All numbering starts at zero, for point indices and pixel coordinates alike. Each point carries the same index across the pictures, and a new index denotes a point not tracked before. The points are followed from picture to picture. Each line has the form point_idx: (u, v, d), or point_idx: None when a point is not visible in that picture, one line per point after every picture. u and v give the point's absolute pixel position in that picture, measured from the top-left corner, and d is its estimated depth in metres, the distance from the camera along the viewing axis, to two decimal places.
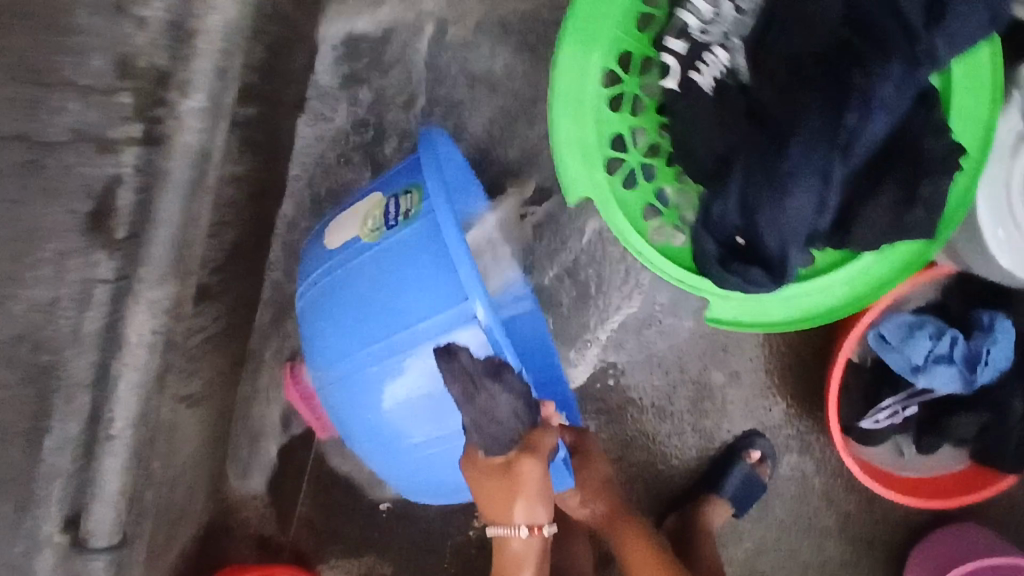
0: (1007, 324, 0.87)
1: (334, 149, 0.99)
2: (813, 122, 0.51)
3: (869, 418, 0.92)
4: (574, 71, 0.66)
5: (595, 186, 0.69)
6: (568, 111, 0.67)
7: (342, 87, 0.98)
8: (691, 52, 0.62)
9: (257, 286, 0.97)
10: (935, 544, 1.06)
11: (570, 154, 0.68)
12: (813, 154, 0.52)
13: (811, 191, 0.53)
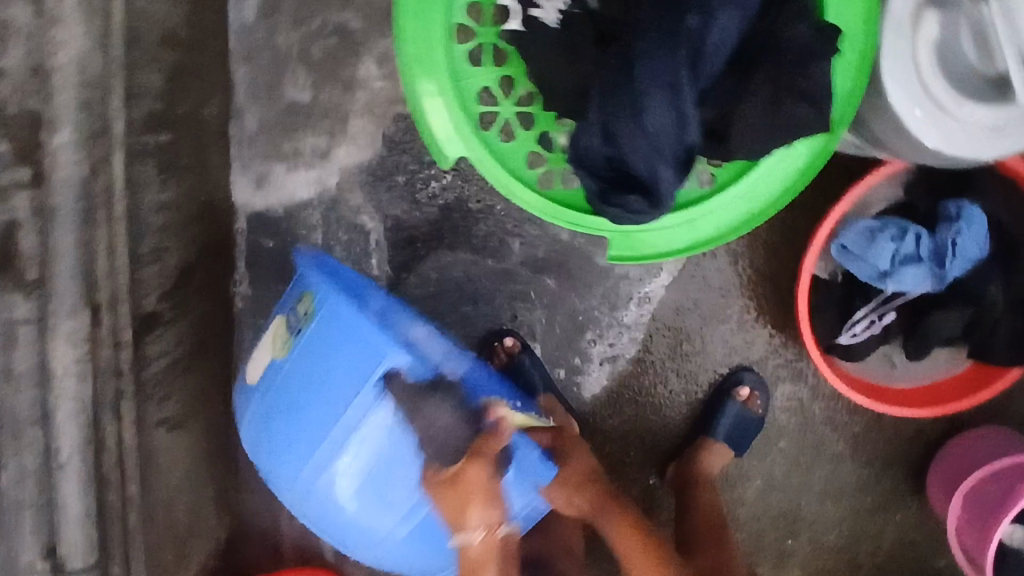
0: (975, 210, 0.82)
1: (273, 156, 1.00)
2: (649, 37, 0.54)
3: (847, 332, 0.89)
4: (419, 35, 0.67)
5: (468, 143, 0.70)
6: (425, 75, 0.68)
7: None
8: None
9: (226, 304, 1.01)
10: (952, 453, 1.04)
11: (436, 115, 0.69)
12: (658, 65, 0.53)
13: (664, 105, 0.53)
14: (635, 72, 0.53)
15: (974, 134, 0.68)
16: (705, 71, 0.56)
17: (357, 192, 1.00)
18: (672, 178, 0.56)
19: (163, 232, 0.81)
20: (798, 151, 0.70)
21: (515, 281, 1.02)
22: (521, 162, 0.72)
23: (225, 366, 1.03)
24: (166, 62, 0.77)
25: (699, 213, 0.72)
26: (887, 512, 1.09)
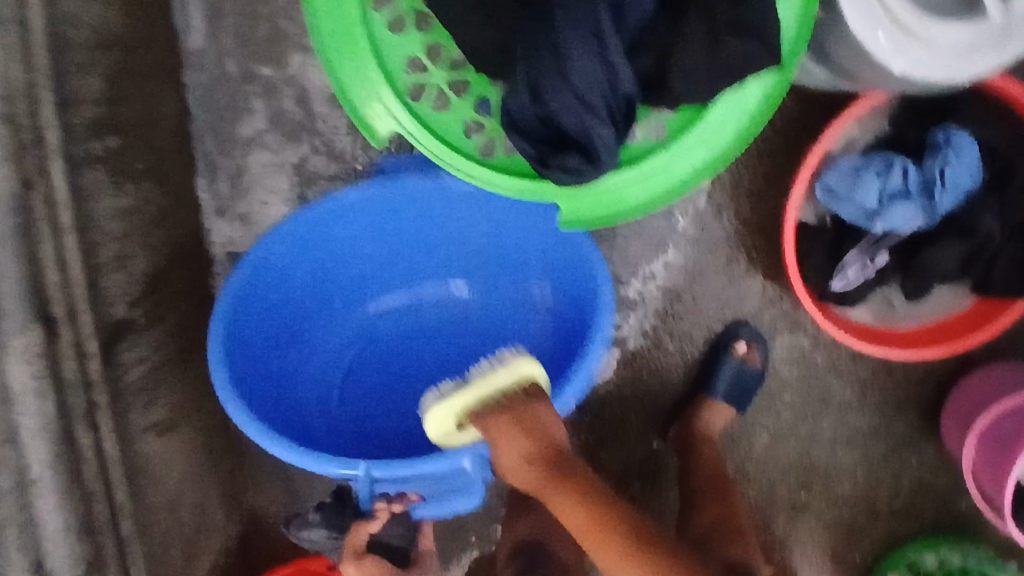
0: (963, 137, 0.78)
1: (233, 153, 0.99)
2: None
3: (839, 278, 0.84)
4: (335, 10, 0.66)
5: (401, 116, 0.69)
6: (347, 52, 0.67)
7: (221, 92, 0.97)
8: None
9: (208, 304, 1.01)
10: (964, 391, 1.01)
11: (365, 92, 0.68)
12: (579, 15, 0.51)
13: (590, 54, 0.51)
14: (557, 25, 0.51)
15: (949, 57, 0.61)
16: (631, 23, 0.55)
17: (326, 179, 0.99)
18: (610, 133, 0.53)
19: (125, 238, 0.80)
20: (748, 96, 0.67)
21: None
22: (453, 130, 0.71)
23: (213, 366, 1.03)
24: (104, 65, 0.77)
25: (654, 166, 0.70)
26: (902, 457, 1.06)
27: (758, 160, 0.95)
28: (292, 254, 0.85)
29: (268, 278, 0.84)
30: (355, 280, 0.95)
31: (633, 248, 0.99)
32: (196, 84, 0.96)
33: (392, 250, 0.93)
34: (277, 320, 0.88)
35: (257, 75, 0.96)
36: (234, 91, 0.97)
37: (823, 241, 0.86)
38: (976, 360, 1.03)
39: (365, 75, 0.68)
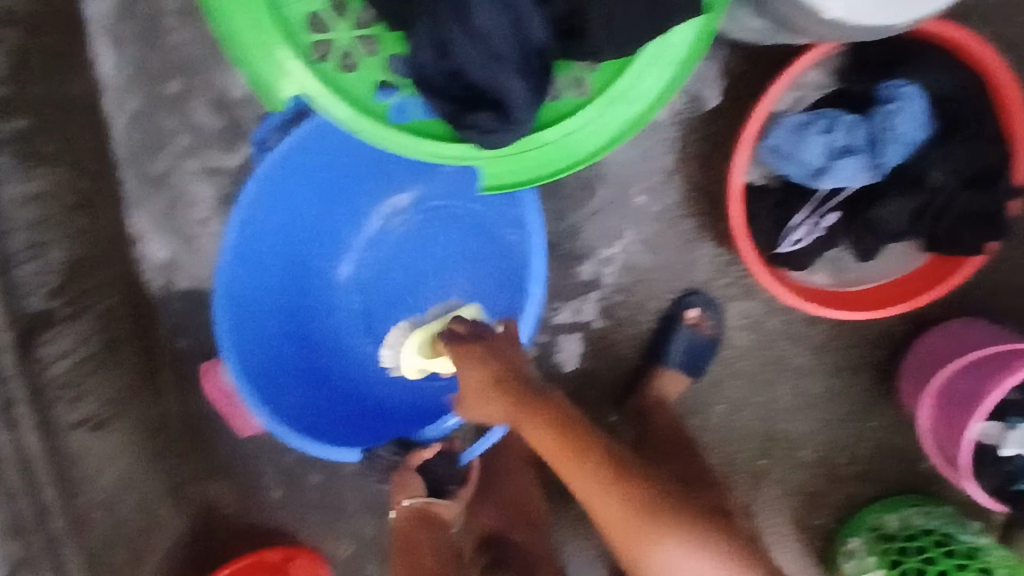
0: (908, 90, 0.76)
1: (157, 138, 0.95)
2: None
3: (786, 241, 0.83)
4: None
5: (304, 79, 0.63)
6: (239, 10, 0.61)
7: (138, 75, 0.93)
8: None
9: (138, 295, 0.97)
10: (922, 350, 1.00)
11: (263, 54, 0.62)
12: None
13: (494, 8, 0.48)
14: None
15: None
16: None
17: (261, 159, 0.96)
18: (522, 87, 0.51)
19: (39, 224, 0.77)
20: (670, 46, 0.66)
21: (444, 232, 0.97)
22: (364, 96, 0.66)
23: (150, 359, 0.99)
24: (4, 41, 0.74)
25: (578, 124, 0.68)
26: (861, 420, 1.06)
27: (705, 124, 0.93)
28: (247, 270, 0.85)
29: (243, 297, 0.85)
30: (318, 228, 0.93)
31: (584, 220, 0.95)
32: (117, 65, 0.93)
33: (326, 194, 0.90)
34: (276, 312, 0.91)
35: (178, 53, 0.92)
36: (155, 69, 0.93)
37: (769, 202, 0.83)
38: (932, 318, 1.03)
39: (261, 35, 0.62)
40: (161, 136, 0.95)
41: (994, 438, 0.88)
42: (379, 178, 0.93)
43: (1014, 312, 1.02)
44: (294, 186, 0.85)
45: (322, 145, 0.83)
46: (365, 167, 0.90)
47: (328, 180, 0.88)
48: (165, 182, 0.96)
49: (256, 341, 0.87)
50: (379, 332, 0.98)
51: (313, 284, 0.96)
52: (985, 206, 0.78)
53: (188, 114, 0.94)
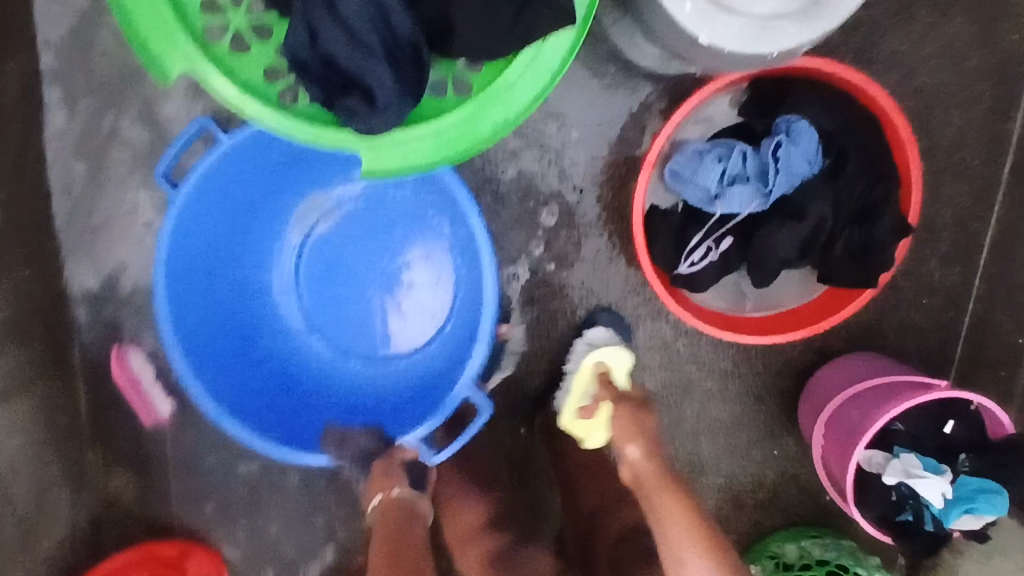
0: (802, 124, 0.81)
1: (90, 126, 0.97)
2: None
3: (685, 262, 0.87)
4: None
5: (189, 59, 0.60)
6: None
7: (73, 62, 0.96)
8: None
9: (53, 275, 0.97)
10: (819, 380, 1.04)
11: (151, 29, 0.59)
12: None
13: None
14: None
15: (754, 27, 0.60)
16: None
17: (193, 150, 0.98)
18: (386, 74, 0.53)
19: None
20: (551, 51, 0.60)
21: (370, 219, 0.97)
22: (255, 80, 0.63)
23: (60, 340, 0.98)
24: None
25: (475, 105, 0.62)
26: (765, 449, 1.08)
27: (620, 149, 0.97)
28: (181, 290, 0.85)
29: (186, 325, 0.86)
30: (243, 239, 0.94)
31: (503, 232, 0.98)
32: (56, 44, 0.95)
33: (243, 207, 0.91)
34: (219, 331, 0.91)
35: (117, 45, 0.96)
36: (88, 57, 0.96)
37: (671, 225, 0.87)
38: (833, 352, 1.06)
39: (154, 10, 0.59)
40: (93, 123, 0.97)
41: (878, 466, 0.88)
42: (291, 181, 0.93)
43: (911, 350, 1.05)
44: (211, 204, 0.85)
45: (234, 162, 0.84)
46: (276, 172, 0.91)
47: (242, 198, 0.89)
48: (88, 166, 0.98)
49: (213, 365, 0.89)
50: (326, 328, 0.99)
51: (251, 295, 0.96)
52: (867, 238, 0.83)
53: (119, 107, 0.97)
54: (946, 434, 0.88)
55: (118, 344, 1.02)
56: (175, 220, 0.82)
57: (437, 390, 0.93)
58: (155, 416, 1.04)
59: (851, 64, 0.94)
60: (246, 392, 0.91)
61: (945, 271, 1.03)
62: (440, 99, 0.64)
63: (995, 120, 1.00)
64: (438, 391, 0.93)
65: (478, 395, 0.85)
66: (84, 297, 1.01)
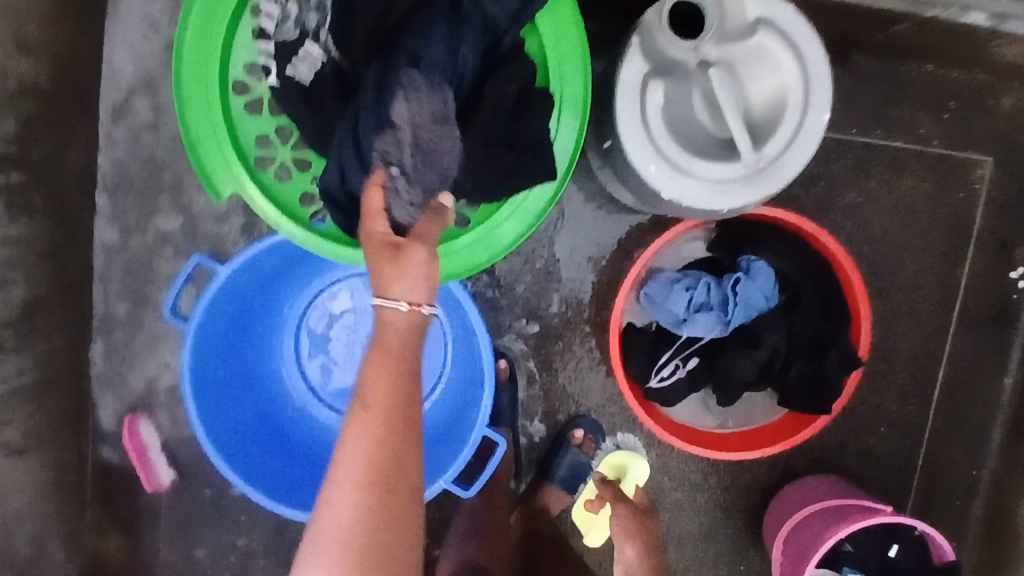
0: (761, 264, 0.92)
1: (126, 204, 1.05)
2: (367, 96, 0.59)
3: (656, 377, 0.96)
4: (196, 79, 0.66)
5: (242, 183, 0.68)
6: (200, 118, 0.67)
7: (121, 149, 1.04)
8: (282, 50, 0.67)
9: (81, 340, 1.05)
10: (782, 499, 1.08)
11: (211, 155, 0.67)
12: (367, 113, 0.59)
13: (378, 147, 0.59)
14: (360, 112, 0.60)
15: (707, 189, 0.72)
16: None
17: (232, 241, 1.06)
18: None
19: (7, 262, 0.88)
20: (535, 198, 0.72)
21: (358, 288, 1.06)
22: (291, 203, 0.71)
23: (76, 401, 1.05)
24: (23, 111, 0.88)
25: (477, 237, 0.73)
26: (728, 561, 1.12)
27: (609, 267, 1.06)
28: (205, 401, 0.92)
29: (216, 440, 0.92)
30: (246, 345, 1.01)
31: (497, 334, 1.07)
32: (107, 137, 1.04)
33: (242, 321, 0.98)
34: (243, 426, 0.98)
35: (162, 137, 1.04)
36: (133, 145, 1.04)
37: (645, 341, 0.97)
38: (798, 471, 1.11)
39: (217, 140, 0.67)
40: (128, 202, 1.05)
41: None
42: (277, 286, 1.01)
43: (870, 474, 1.11)
44: (219, 320, 0.93)
45: (230, 288, 0.92)
46: (268, 276, 0.98)
47: (243, 311, 0.97)
48: (120, 241, 1.06)
49: (250, 467, 0.95)
50: (338, 402, 1.06)
51: (263, 393, 1.03)
52: (821, 370, 0.93)
53: (156, 191, 1.05)
54: (890, 557, 0.94)
55: (132, 415, 1.07)
56: (190, 354, 0.89)
57: (445, 444, 0.98)
58: (155, 484, 1.08)
59: (814, 212, 1.06)
60: (279, 472, 0.97)
61: (902, 402, 1.10)
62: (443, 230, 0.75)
63: (949, 267, 1.08)
64: (446, 443, 0.98)
65: (495, 433, 0.92)
66: (101, 362, 1.08)
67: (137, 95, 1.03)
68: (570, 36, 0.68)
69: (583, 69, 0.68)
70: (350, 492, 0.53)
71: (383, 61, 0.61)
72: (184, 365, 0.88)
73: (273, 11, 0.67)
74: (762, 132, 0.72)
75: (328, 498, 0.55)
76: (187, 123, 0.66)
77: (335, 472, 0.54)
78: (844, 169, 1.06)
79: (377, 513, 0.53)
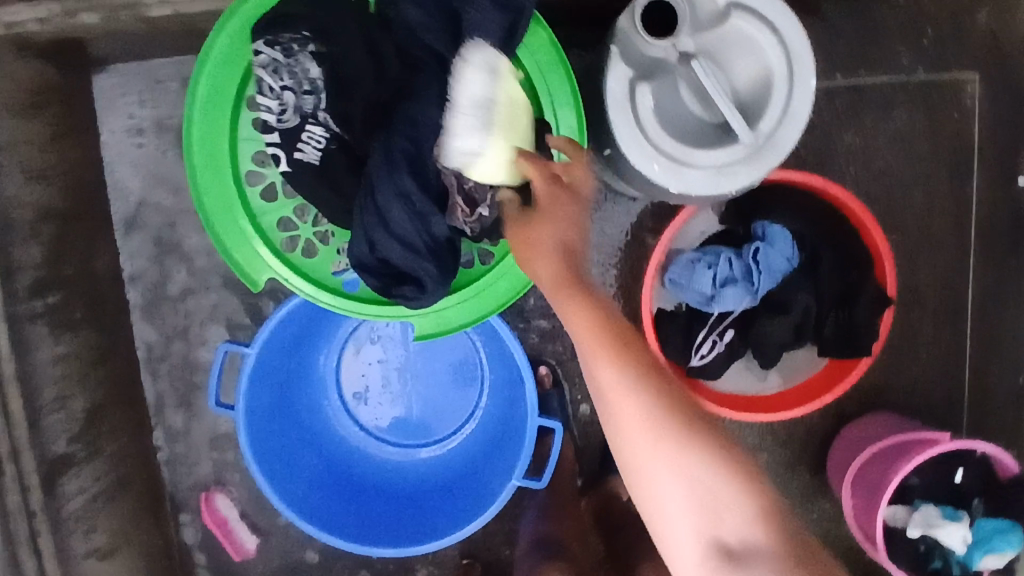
0: (777, 229, 0.94)
1: (157, 296, 1.08)
2: (378, 166, 0.62)
3: (696, 355, 0.97)
4: (212, 180, 0.69)
5: (271, 268, 0.71)
6: (222, 216, 0.70)
7: (141, 244, 1.07)
8: (286, 138, 0.67)
9: (144, 434, 1.09)
10: (841, 444, 1.09)
11: (239, 249, 0.70)
12: (383, 179, 0.62)
13: (399, 209, 0.62)
14: (373, 179, 0.63)
15: (712, 175, 0.74)
16: None
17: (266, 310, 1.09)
18: (430, 265, 0.64)
19: (62, 379, 0.93)
20: None
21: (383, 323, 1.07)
22: (324, 273, 0.73)
23: (151, 492, 1.09)
24: (45, 235, 0.92)
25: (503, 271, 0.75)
26: (802, 514, 1.14)
27: (631, 257, 1.07)
28: (271, 473, 0.96)
29: (296, 507, 0.97)
30: (296, 408, 1.03)
31: (535, 344, 1.09)
32: (127, 235, 1.07)
33: (283, 390, 1.01)
34: (314, 483, 1.01)
35: (177, 226, 1.07)
36: (152, 239, 1.07)
37: (679, 323, 0.98)
38: (851, 414, 1.13)
39: (242, 234, 0.70)
40: (159, 294, 1.08)
41: (901, 520, 0.96)
42: (308, 345, 1.03)
43: (920, 402, 1.12)
44: (261, 396, 0.96)
45: (262, 365, 0.95)
46: (296, 339, 1.00)
47: (282, 380, 1.00)
48: (160, 332, 1.09)
49: (333, 521, 0.99)
50: (395, 435, 1.08)
51: (327, 447, 1.05)
52: (854, 318, 0.94)
53: (181, 279, 1.08)
54: (957, 484, 0.96)
55: (207, 491, 1.11)
56: (245, 435, 0.93)
57: (502, 448, 1.01)
58: (242, 553, 1.12)
59: (815, 163, 1.07)
60: (356, 518, 1.01)
61: (938, 327, 1.11)
62: (471, 271, 0.77)
63: (956, 187, 1.10)
64: (505, 445, 1.01)
65: (546, 421, 0.96)
66: (165, 450, 1.11)
67: (145, 190, 1.06)
68: (553, 64, 0.71)
69: (572, 94, 0.71)
70: (727, 464, 0.64)
71: (385, 131, 0.63)
72: (242, 447, 0.92)
73: (270, 103, 0.67)
74: (754, 109, 0.74)
75: (706, 485, 0.63)
76: (213, 222, 0.69)
77: (703, 466, 0.63)
78: (836, 115, 1.07)
79: (719, 482, 0.64)
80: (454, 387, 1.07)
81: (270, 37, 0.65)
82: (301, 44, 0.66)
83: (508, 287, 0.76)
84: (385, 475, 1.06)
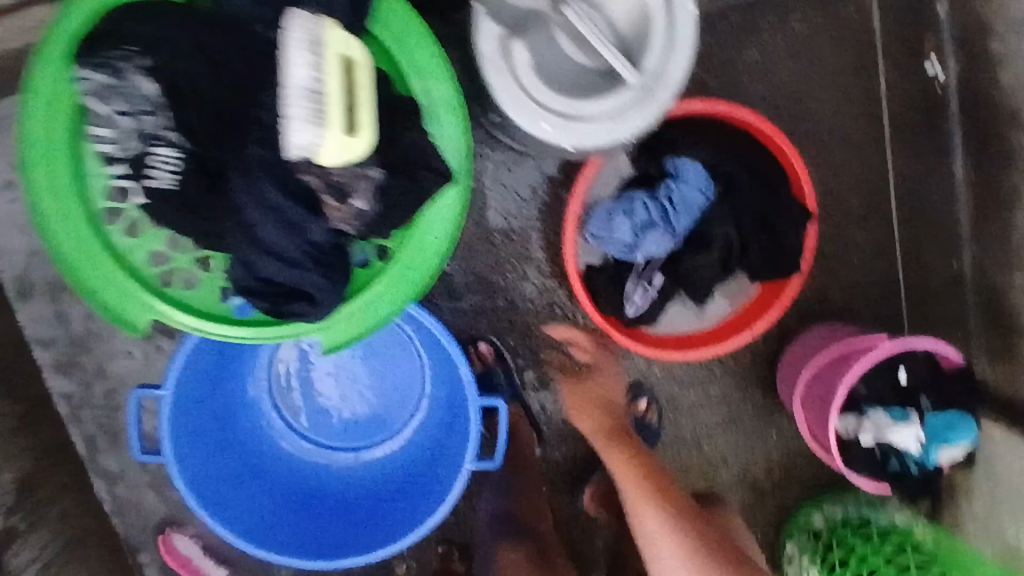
0: (688, 164, 0.92)
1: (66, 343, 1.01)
2: (234, 181, 0.57)
3: (629, 305, 0.96)
4: (67, 230, 0.66)
5: (151, 310, 0.68)
6: (87, 265, 0.67)
7: (37, 293, 1.00)
8: (136, 168, 0.61)
9: (86, 488, 1.03)
10: (789, 361, 1.10)
11: (112, 297, 0.67)
12: (243, 195, 0.57)
13: (267, 224, 0.58)
14: (233, 196, 0.58)
15: (606, 125, 0.70)
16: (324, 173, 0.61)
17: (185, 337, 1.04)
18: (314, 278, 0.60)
19: None
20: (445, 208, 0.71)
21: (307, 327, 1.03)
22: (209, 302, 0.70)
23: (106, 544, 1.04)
24: None
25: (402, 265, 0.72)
26: (763, 435, 1.15)
27: (550, 215, 1.04)
28: (221, 507, 0.93)
29: (254, 535, 0.94)
30: (237, 434, 0.99)
31: (469, 319, 1.05)
32: (19, 286, 0.99)
33: (217, 421, 0.97)
34: (270, 507, 0.98)
35: None
36: (47, 285, 1.00)
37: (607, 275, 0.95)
38: (793, 329, 1.13)
39: (112, 280, 0.67)
40: (67, 342, 1.01)
41: (852, 429, 0.97)
42: (233, 368, 0.99)
43: (860, 304, 1.13)
44: (191, 432, 0.92)
45: (183, 401, 0.90)
46: (216, 366, 0.95)
47: (212, 410, 0.96)
48: (77, 381, 1.03)
49: (298, 541, 0.97)
50: (347, 439, 1.04)
51: (278, 467, 1.01)
52: (779, 238, 0.93)
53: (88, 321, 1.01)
54: (901, 385, 0.97)
55: (163, 531, 1.07)
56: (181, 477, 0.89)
57: (453, 433, 0.98)
58: None
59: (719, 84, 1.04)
60: (321, 532, 0.98)
61: (865, 229, 1.11)
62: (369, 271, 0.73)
63: (862, 85, 1.08)
64: (456, 429, 0.97)
65: (489, 400, 0.93)
66: (111, 499, 1.06)
67: (26, 235, 0.98)
68: (412, 34, 0.67)
69: (438, 63, 0.67)
70: None
71: (239, 135, 0.58)
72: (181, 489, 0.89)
73: (111, 134, 0.62)
74: (637, 48, 0.70)
75: None
76: (78, 273, 0.66)
77: None
78: (732, 31, 1.04)
79: None
80: (395, 379, 1.03)
81: (93, 61, 0.59)
82: (129, 59, 0.59)
83: (410, 280, 0.72)
84: (344, 481, 1.03)
